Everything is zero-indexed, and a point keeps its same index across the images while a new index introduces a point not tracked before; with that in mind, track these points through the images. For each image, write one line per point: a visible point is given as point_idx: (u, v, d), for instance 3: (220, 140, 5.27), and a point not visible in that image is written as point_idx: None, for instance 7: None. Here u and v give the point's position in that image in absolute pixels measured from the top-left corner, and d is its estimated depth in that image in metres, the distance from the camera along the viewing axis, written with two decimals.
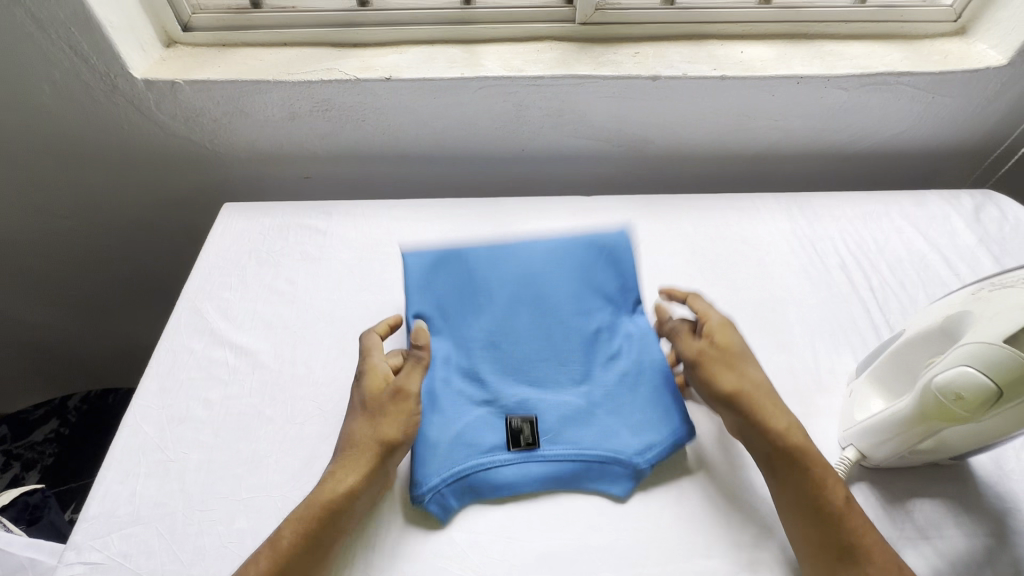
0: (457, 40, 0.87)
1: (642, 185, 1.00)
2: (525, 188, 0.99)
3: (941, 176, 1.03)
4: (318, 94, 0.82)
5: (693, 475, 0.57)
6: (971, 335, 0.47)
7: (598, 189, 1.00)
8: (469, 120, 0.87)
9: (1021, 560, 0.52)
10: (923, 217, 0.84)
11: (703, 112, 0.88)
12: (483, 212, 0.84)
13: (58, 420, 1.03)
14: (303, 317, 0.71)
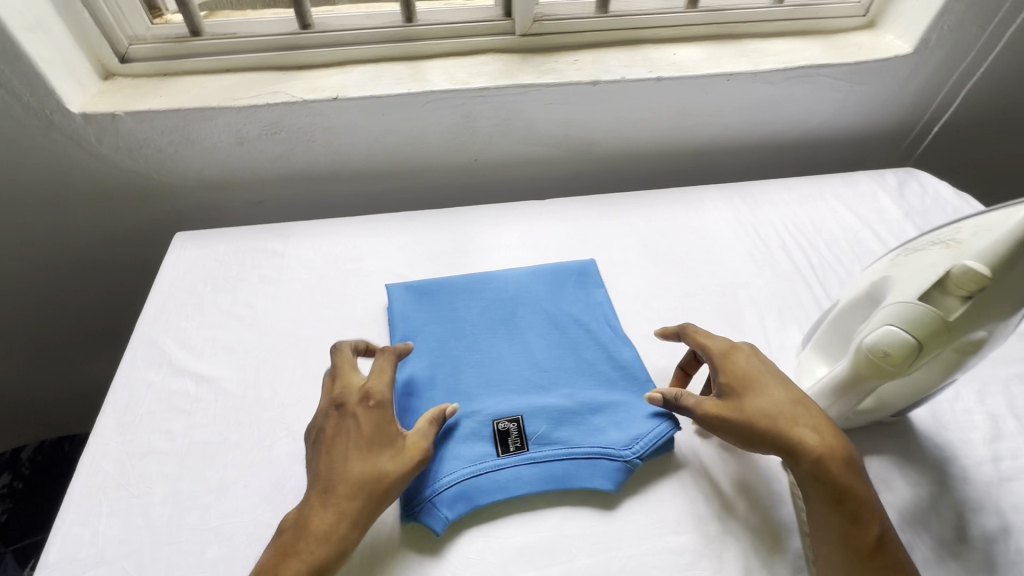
0: (402, 58, 0.89)
1: (594, 186, 1.04)
2: (481, 198, 1.01)
3: (869, 158, 1.10)
4: (268, 117, 0.82)
5: (662, 457, 0.59)
6: (890, 297, 0.51)
7: (551, 191, 1.03)
8: (421, 133, 0.89)
9: (962, 503, 0.56)
10: (853, 196, 0.91)
11: (644, 113, 0.92)
12: (440, 223, 0.86)
13: (10, 474, 0.98)
14: (265, 340, 0.70)
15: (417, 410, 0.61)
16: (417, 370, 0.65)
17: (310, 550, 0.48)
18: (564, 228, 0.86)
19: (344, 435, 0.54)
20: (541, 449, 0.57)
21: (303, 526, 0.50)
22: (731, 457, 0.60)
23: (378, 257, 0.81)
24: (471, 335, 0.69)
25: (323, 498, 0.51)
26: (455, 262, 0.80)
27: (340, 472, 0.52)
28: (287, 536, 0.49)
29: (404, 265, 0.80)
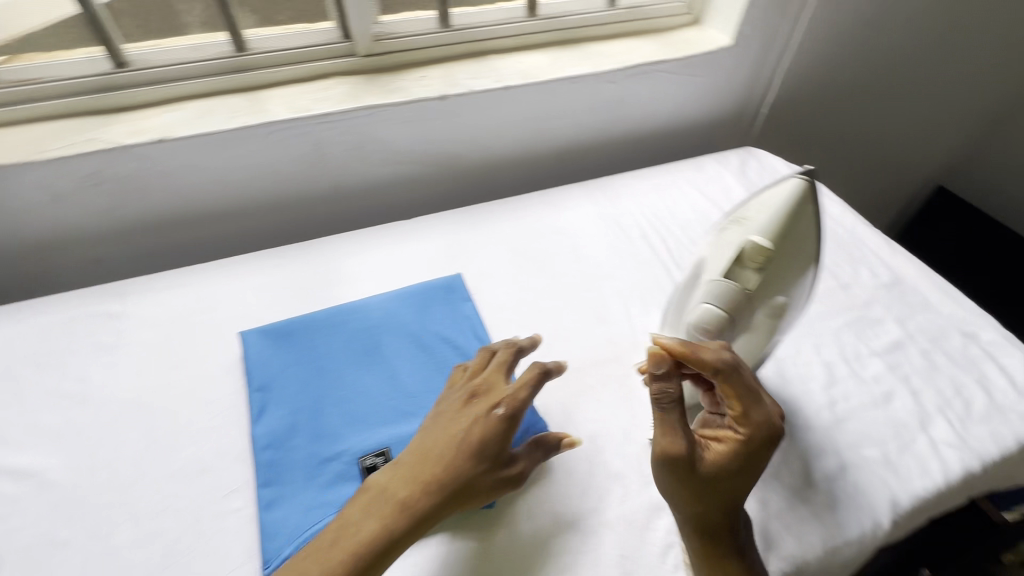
0: (234, 89, 0.84)
1: (464, 198, 1.03)
2: (346, 224, 0.98)
3: (722, 142, 1.20)
4: (66, 169, 0.74)
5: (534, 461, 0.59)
6: (705, 278, 0.57)
7: (418, 210, 1.01)
8: (263, 166, 0.84)
9: (806, 451, 0.61)
10: (701, 178, 0.97)
11: (503, 121, 0.94)
12: (302, 257, 0.82)
13: None
14: (100, 416, 0.63)
15: (279, 465, 0.58)
16: (272, 422, 0.62)
17: (383, 519, 0.48)
18: (428, 246, 0.84)
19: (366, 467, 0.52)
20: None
21: (388, 492, 0.50)
22: (601, 450, 0.61)
23: (230, 304, 0.75)
24: (332, 372, 0.67)
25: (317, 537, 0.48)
26: (319, 299, 0.76)
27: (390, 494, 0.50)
28: (371, 496, 0.50)
29: (262, 308, 0.75)
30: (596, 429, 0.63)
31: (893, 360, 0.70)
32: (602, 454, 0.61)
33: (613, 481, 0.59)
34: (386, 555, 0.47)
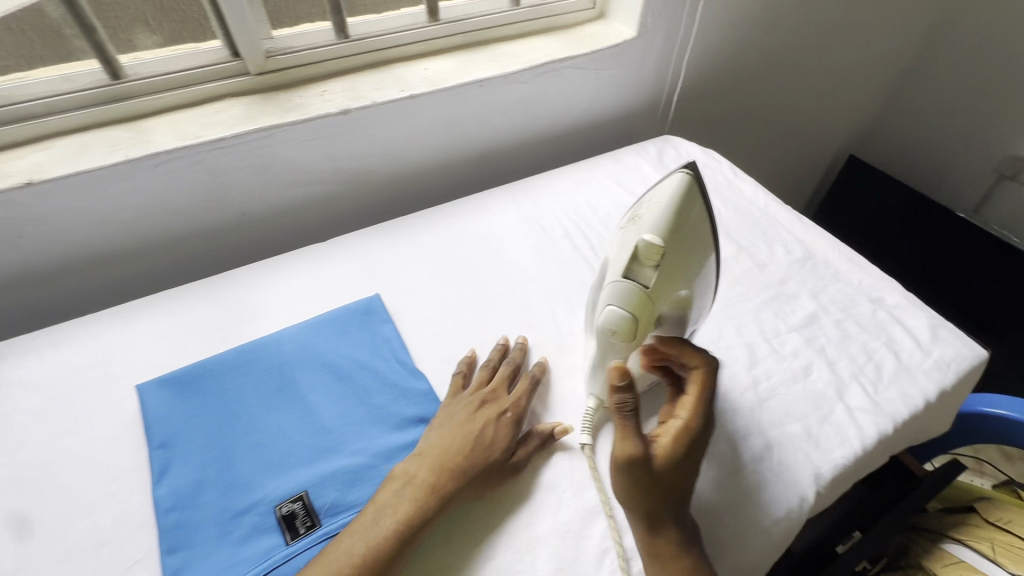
0: (439, 50, 0.99)
1: (515, 177, 1.12)
2: (425, 184, 1.02)
3: (798, 146, 1.57)
4: (351, 86, 0.90)
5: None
6: None
7: (469, 189, 1.08)
8: (488, 116, 0.99)
9: (892, 441, 0.67)
10: (726, 173, 1.04)
11: (558, 89, 1.03)
12: (368, 224, 1.01)
13: None
14: (120, 375, 0.67)
15: (387, 424, 0.62)
16: (318, 391, 0.65)
17: (490, 453, 0.56)
18: (543, 206, 0.95)
19: (473, 425, 0.59)
20: (562, 417, 0.65)
21: (486, 439, 0.58)
22: (718, 438, 0.64)
23: (399, 259, 0.83)
24: (343, 354, 0.69)
25: (450, 474, 0.55)
26: (471, 265, 0.84)
27: (628, 455, 0.52)
28: (452, 428, 0.58)
29: (407, 266, 0.83)
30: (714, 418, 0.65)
31: (808, 333, 0.75)
32: (718, 442, 0.63)
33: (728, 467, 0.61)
34: (463, 491, 0.54)
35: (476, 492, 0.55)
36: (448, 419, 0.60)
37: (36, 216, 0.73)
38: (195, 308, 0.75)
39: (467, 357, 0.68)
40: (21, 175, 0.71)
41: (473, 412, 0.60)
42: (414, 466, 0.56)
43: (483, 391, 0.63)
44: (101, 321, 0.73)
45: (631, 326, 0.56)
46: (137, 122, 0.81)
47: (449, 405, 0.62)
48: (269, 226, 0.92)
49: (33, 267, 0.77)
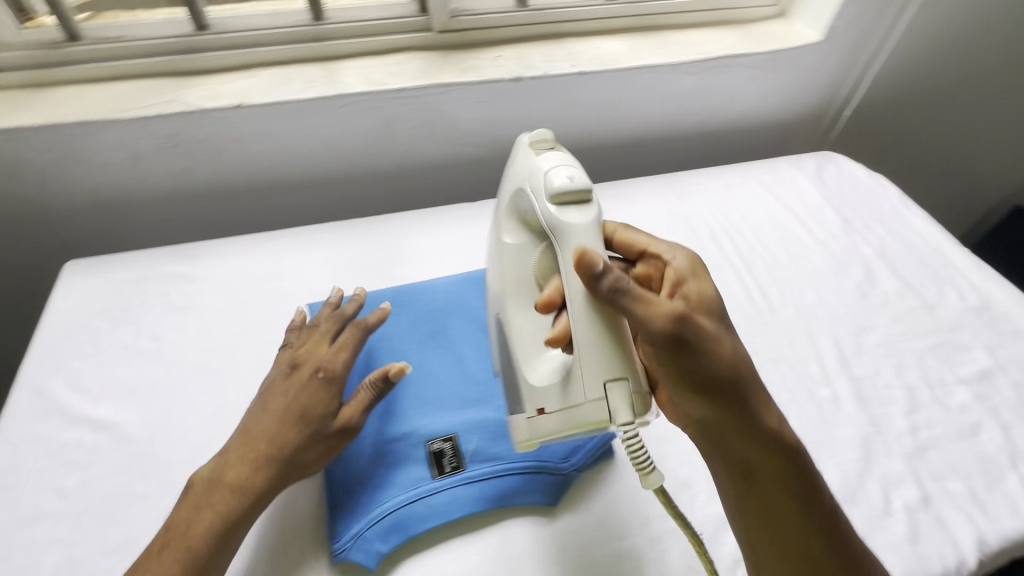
0: (612, 30, 0.97)
1: (656, 169, 1.10)
2: (569, 163, 1.02)
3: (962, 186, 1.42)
4: (523, 54, 0.90)
5: (812, 452, 0.62)
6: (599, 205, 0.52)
7: (610, 175, 1.07)
8: (646, 103, 0.97)
9: None
10: (894, 200, 0.96)
11: (724, 89, 1.00)
12: None
13: None
14: (291, 294, 0.74)
15: None
16: (466, 340, 0.68)
17: (287, 437, 0.52)
18: (690, 204, 0.93)
19: (280, 401, 0.54)
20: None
21: (287, 419, 0.53)
22: (867, 476, 0.60)
23: None
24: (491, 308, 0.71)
25: (253, 468, 0.51)
26: None
27: (683, 322, 0.46)
28: (265, 407, 0.54)
29: None
30: (863, 456, 0.62)
31: (980, 389, 0.68)
32: (868, 481, 0.60)
33: (877, 511, 0.58)
34: (259, 486, 0.50)
35: (290, 478, 0.52)
36: (260, 400, 0.55)
37: (238, 136, 0.80)
38: (356, 245, 0.80)
39: (296, 317, 0.64)
40: (233, 97, 0.78)
41: (283, 380, 0.56)
42: (221, 461, 0.52)
43: (295, 354, 0.58)
44: (276, 243, 0.80)
45: (586, 187, 0.51)
46: (328, 63, 0.86)
47: (267, 384, 0.57)
48: (421, 182, 0.96)
49: (225, 181, 0.85)
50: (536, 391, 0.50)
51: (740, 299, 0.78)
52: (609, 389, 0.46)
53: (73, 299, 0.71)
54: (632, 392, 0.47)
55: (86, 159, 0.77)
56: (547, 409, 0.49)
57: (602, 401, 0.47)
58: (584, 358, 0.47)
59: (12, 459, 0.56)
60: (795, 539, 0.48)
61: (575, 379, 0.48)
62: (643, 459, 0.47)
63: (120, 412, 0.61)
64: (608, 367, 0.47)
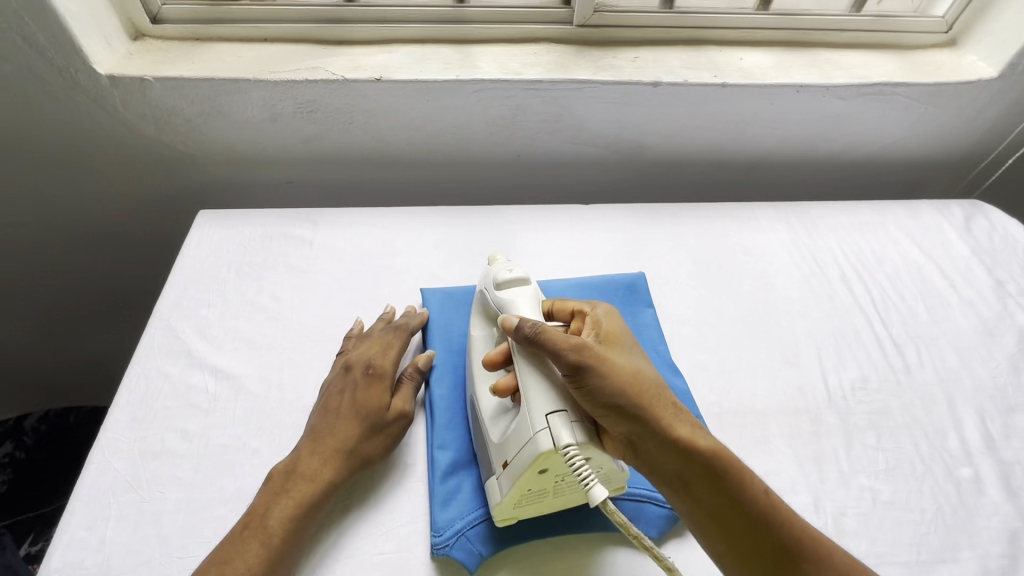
0: (758, 42, 0.91)
1: (775, 193, 1.03)
2: (685, 175, 0.97)
3: None
4: (663, 57, 0.86)
5: (950, 537, 0.56)
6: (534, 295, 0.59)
7: (725, 193, 1.01)
8: (784, 123, 0.90)
9: None
10: None
11: (871, 119, 0.92)
12: (614, 200, 0.99)
13: (15, 443, 0.95)
14: (402, 274, 0.74)
15: None
16: None
17: (352, 431, 0.53)
18: (818, 237, 0.86)
19: (338, 399, 0.55)
20: (819, 477, 0.59)
21: (350, 413, 0.54)
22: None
23: (655, 248, 0.81)
24: None
25: (324, 461, 0.51)
26: (727, 278, 0.78)
27: (575, 347, 0.49)
28: (326, 405, 0.55)
29: (664, 260, 0.79)
30: (1011, 553, 0.55)
31: None
32: None
33: None
34: (332, 478, 0.51)
35: (357, 473, 0.52)
36: (320, 401, 0.56)
37: (371, 109, 0.81)
38: (469, 233, 0.80)
39: (353, 328, 0.64)
40: (374, 70, 0.79)
41: (337, 380, 0.57)
42: (292, 458, 0.52)
43: (348, 356, 0.59)
44: (391, 219, 0.81)
45: (524, 277, 0.60)
46: (465, 46, 0.85)
47: (324, 386, 0.58)
48: (532, 175, 0.94)
49: (349, 151, 0.86)
50: (500, 441, 0.51)
51: (871, 350, 0.71)
52: (549, 420, 0.47)
53: (203, 249, 0.74)
54: (572, 421, 0.47)
55: (229, 115, 0.79)
56: (509, 457, 0.49)
57: (544, 431, 0.46)
58: (526, 401, 0.49)
59: (144, 394, 0.59)
60: (751, 543, 0.45)
61: (523, 421, 0.49)
62: (586, 477, 0.44)
63: (239, 366, 0.63)
64: (547, 400, 0.48)
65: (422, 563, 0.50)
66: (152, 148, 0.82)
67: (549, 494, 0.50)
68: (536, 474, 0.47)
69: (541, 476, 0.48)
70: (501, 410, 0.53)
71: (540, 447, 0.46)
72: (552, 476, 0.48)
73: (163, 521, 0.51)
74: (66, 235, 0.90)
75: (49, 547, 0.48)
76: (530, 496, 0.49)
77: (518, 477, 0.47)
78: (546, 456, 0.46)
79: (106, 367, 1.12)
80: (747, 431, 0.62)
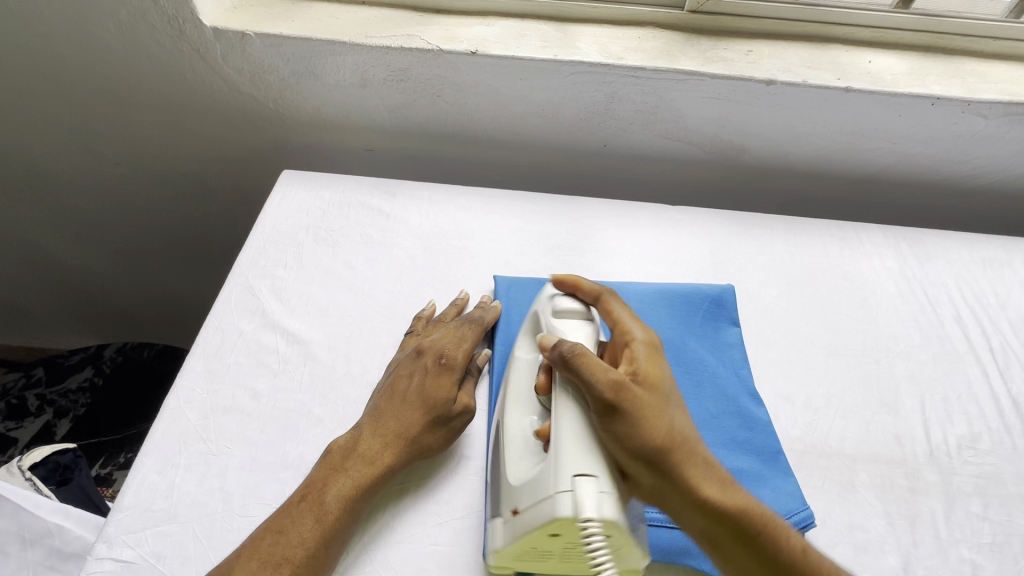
0: (890, 45, 0.81)
1: (879, 213, 0.94)
2: (780, 183, 0.90)
3: None
4: (781, 53, 0.78)
5: None
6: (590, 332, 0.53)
7: (821, 206, 0.93)
8: (906, 137, 0.81)
9: None
10: None
11: (1012, 142, 0.80)
12: (697, 202, 0.94)
13: (92, 369, 1.00)
14: (474, 256, 0.72)
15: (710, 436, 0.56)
16: None
17: (415, 417, 0.52)
18: (932, 267, 0.77)
19: (405, 382, 0.54)
20: (911, 540, 0.53)
21: (416, 398, 0.53)
22: None
23: (743, 260, 0.75)
24: (687, 333, 0.64)
25: (385, 443, 0.50)
26: (820, 301, 0.72)
27: (612, 383, 0.45)
28: (392, 385, 0.54)
29: (752, 275, 0.74)
30: None
31: None
32: None
33: None
34: (391, 460, 0.50)
35: (414, 459, 0.51)
36: (387, 380, 0.55)
37: (461, 83, 0.78)
38: (546, 223, 0.76)
39: (425, 309, 0.64)
40: (470, 42, 0.75)
41: (406, 362, 0.56)
42: (354, 433, 0.51)
43: (421, 341, 0.58)
44: (468, 198, 0.78)
45: (580, 308, 0.54)
46: (565, 24, 0.80)
47: (393, 364, 0.57)
48: (616, 167, 0.89)
49: (432, 125, 0.84)
50: (515, 485, 0.46)
51: (985, 407, 0.63)
52: (575, 482, 0.41)
53: (284, 207, 0.74)
54: (602, 491, 0.41)
55: (321, 77, 0.78)
56: (520, 506, 0.44)
57: (567, 494, 0.41)
58: (555, 449, 0.43)
59: (219, 346, 0.60)
60: None
61: (545, 472, 0.43)
62: None
63: (309, 331, 0.63)
64: (578, 459, 0.42)
65: (473, 561, 0.48)
66: (244, 103, 0.82)
67: (555, 554, 0.45)
68: (547, 535, 0.42)
69: (552, 537, 0.43)
70: (525, 455, 0.48)
71: (559, 512, 0.41)
72: (562, 540, 0.43)
73: (227, 476, 0.51)
74: (158, 180, 0.93)
75: (124, 484, 0.50)
76: (535, 552, 0.45)
77: (527, 532, 0.43)
78: (561, 522, 0.41)
79: (181, 309, 1.17)
80: (833, 475, 0.56)
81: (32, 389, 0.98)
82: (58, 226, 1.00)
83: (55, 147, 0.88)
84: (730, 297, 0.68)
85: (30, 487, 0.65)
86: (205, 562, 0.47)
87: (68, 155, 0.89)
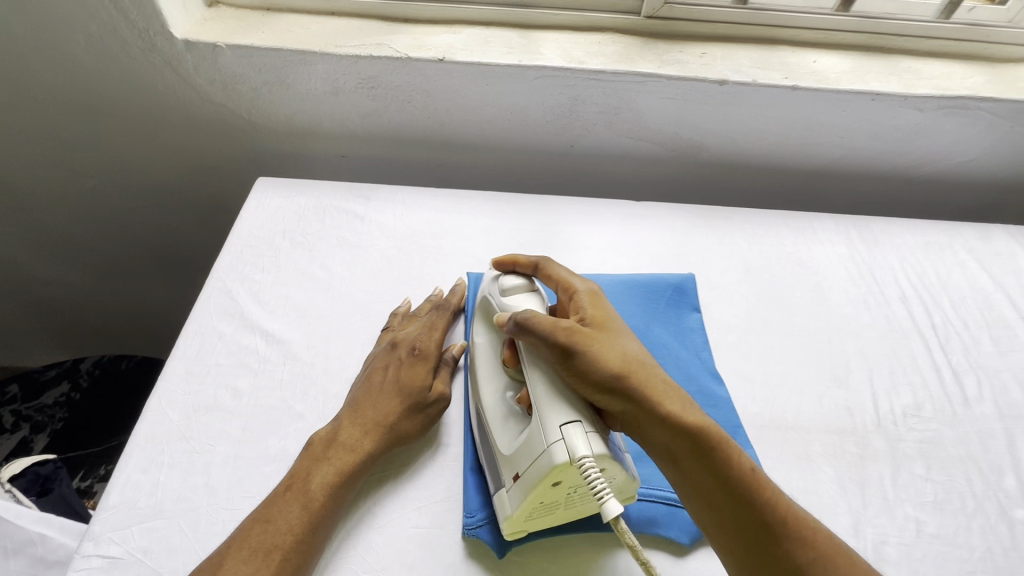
0: (834, 46, 0.87)
1: (830, 202, 0.99)
2: (737, 178, 0.95)
3: None
4: (732, 55, 0.83)
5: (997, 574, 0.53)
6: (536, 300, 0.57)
7: (776, 198, 0.99)
8: (852, 132, 0.87)
9: None
10: None
11: (948, 134, 0.86)
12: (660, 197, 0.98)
13: (68, 384, 1.00)
14: (448, 254, 0.75)
15: None
16: None
17: (393, 406, 0.54)
18: (878, 250, 0.82)
19: (381, 376, 0.56)
20: (861, 502, 0.57)
21: (394, 388, 0.55)
22: None
23: (704, 250, 0.79)
24: (651, 320, 0.68)
25: (366, 431, 0.53)
26: (776, 285, 0.76)
27: (562, 326, 0.49)
28: (369, 377, 0.57)
29: (711, 263, 0.78)
30: None
31: None
32: None
33: None
34: (372, 449, 0.52)
35: (396, 446, 0.54)
36: (364, 374, 0.58)
37: (431, 89, 0.81)
38: (516, 220, 0.79)
39: (399, 307, 0.66)
40: (438, 50, 0.78)
41: (382, 355, 0.58)
42: (334, 426, 0.53)
43: (395, 334, 0.61)
44: (441, 199, 0.81)
45: (525, 283, 0.58)
46: (529, 31, 0.84)
47: (370, 358, 0.60)
48: (583, 166, 0.93)
49: (404, 130, 0.87)
50: (511, 454, 0.49)
51: (928, 377, 0.68)
52: (564, 431, 0.44)
53: (260, 212, 0.76)
54: (588, 431, 0.45)
55: (294, 86, 0.81)
56: (520, 470, 0.47)
57: (559, 443, 0.44)
58: (538, 409, 0.47)
59: (200, 349, 0.61)
60: (738, 514, 0.45)
61: (535, 432, 0.47)
62: (601, 490, 0.42)
63: (289, 330, 0.64)
64: (563, 411, 0.46)
65: (453, 543, 0.50)
66: (217, 112, 0.84)
67: (560, 504, 0.48)
68: (550, 487, 0.45)
69: (555, 488, 0.46)
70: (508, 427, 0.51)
71: (556, 459, 0.44)
72: (565, 488, 0.46)
73: (210, 472, 0.53)
74: (132, 190, 0.94)
75: (109, 485, 0.51)
76: (542, 508, 0.47)
77: (532, 490, 0.45)
78: (561, 469, 0.44)
79: (158, 321, 1.17)
80: (790, 446, 0.60)
81: (6, 406, 0.97)
82: (30, 242, 0.99)
83: (25, 162, 0.88)
84: (691, 285, 0.72)
85: (10, 498, 0.65)
86: (192, 554, 0.48)
87: (40, 169, 0.89)
